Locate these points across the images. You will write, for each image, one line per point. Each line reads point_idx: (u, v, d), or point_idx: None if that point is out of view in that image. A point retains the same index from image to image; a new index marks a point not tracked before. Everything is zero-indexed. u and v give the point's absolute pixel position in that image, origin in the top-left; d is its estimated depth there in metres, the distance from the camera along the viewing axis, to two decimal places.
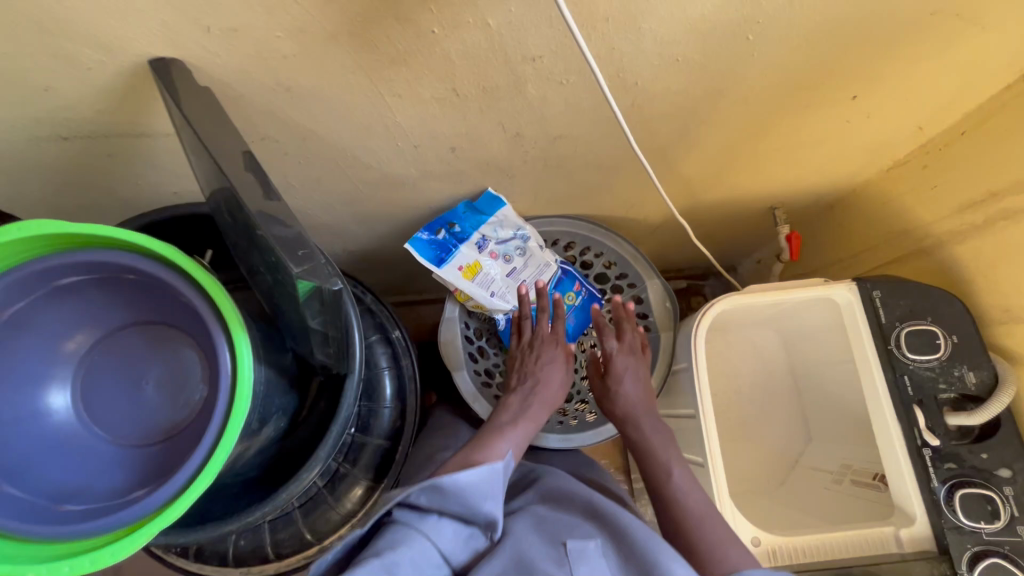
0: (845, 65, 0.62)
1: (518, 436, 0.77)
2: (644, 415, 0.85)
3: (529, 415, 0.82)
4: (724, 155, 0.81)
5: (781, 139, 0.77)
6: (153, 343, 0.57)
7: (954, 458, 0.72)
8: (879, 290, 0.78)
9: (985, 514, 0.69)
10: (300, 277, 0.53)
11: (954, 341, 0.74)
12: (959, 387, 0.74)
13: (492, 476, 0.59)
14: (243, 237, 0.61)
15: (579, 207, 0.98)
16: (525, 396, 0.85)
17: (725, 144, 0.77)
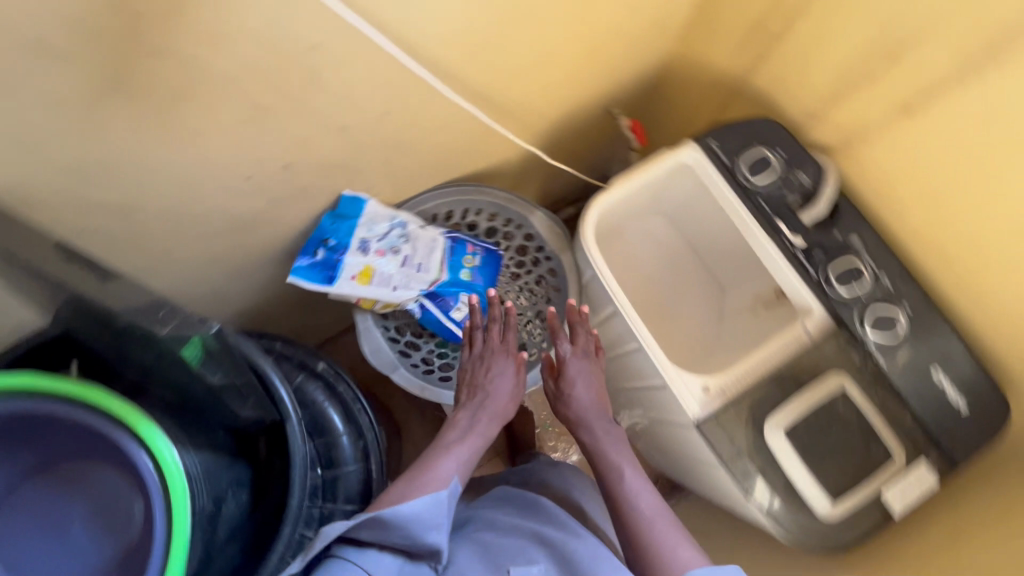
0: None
1: (468, 452, 0.80)
2: (600, 425, 0.86)
3: (476, 427, 0.83)
4: (542, 76, 0.85)
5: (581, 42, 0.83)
6: (71, 479, 0.56)
7: (821, 246, 0.83)
8: (713, 139, 0.90)
9: (856, 280, 0.81)
10: (171, 335, 0.47)
11: (782, 154, 0.85)
12: (800, 189, 0.84)
13: (437, 504, 0.68)
14: (109, 333, 0.54)
15: (441, 175, 0.99)
16: (478, 405, 0.86)
17: (536, 65, 0.82)
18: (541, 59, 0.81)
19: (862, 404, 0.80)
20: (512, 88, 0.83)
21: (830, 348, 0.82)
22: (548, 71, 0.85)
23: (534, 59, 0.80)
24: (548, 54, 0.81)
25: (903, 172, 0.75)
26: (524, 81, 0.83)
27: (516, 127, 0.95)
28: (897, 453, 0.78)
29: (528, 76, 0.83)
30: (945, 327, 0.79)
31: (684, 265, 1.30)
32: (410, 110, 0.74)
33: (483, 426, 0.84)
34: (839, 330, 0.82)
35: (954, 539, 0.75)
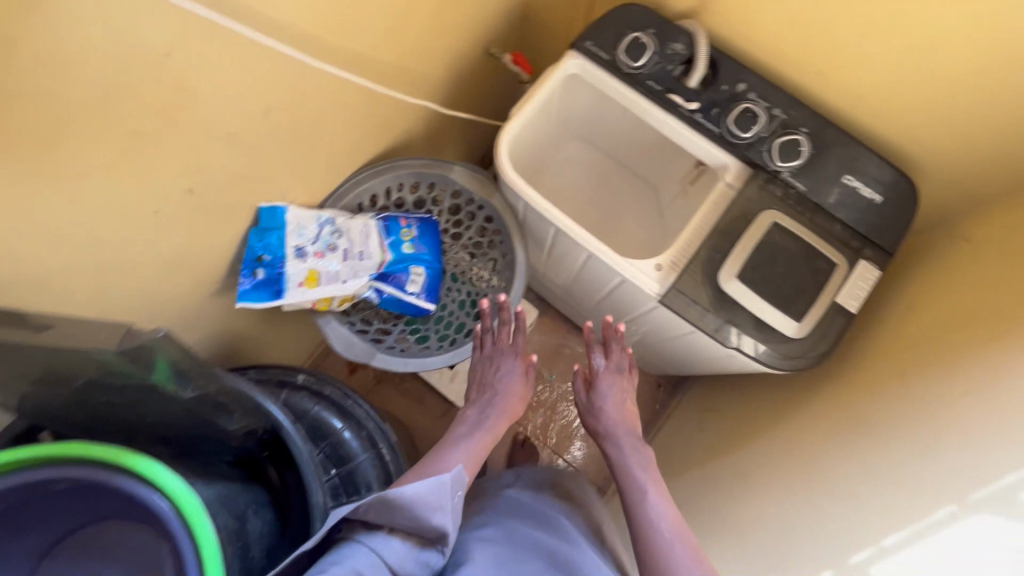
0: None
1: (475, 451, 0.81)
2: (624, 441, 0.97)
3: (483, 425, 0.85)
4: (407, 30, 0.86)
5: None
6: (111, 541, 0.62)
7: (714, 104, 0.88)
8: (588, 41, 0.92)
9: (754, 122, 0.86)
10: (113, 350, 0.50)
11: (653, 32, 0.89)
12: (679, 58, 0.89)
13: (439, 490, 0.62)
14: (99, 390, 0.56)
15: (351, 162, 1.00)
16: (489, 399, 0.90)
17: (398, 19, 0.83)
18: (400, 12, 0.82)
19: (795, 230, 0.86)
20: (384, 49, 0.84)
21: (753, 190, 0.88)
22: (411, 23, 0.86)
23: (393, 14, 0.81)
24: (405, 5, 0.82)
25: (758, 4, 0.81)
26: (392, 40, 0.85)
27: (403, 89, 0.96)
28: (838, 259, 0.85)
29: (394, 34, 0.84)
30: (842, 135, 0.86)
31: (611, 174, 1.34)
32: (291, 97, 0.75)
33: (490, 428, 0.85)
34: (755, 171, 0.88)
35: (906, 312, 0.82)
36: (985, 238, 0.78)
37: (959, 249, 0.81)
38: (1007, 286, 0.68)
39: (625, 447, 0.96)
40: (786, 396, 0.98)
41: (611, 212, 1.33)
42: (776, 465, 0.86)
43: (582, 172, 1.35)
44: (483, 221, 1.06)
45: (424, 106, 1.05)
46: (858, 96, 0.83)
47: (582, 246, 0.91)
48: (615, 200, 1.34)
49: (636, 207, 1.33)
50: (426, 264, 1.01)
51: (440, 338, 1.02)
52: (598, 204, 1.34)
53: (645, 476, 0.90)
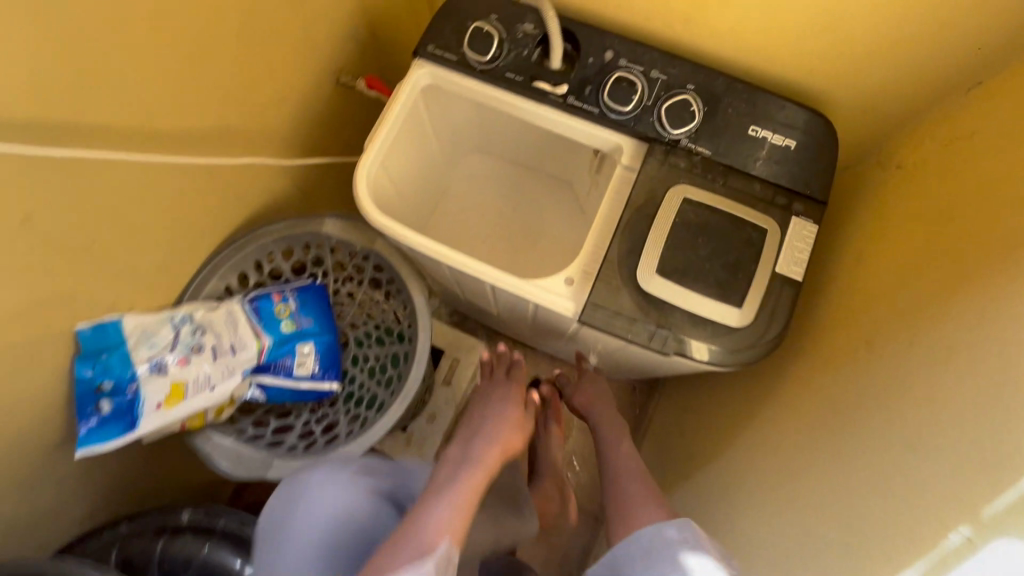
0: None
1: (472, 473, 0.62)
2: (607, 439, 0.88)
3: (479, 451, 0.67)
4: (208, 80, 0.72)
5: (222, 23, 0.70)
6: None
7: (585, 82, 0.76)
8: (430, 44, 0.79)
9: (633, 92, 0.74)
10: None
11: (495, 19, 0.77)
12: (532, 41, 0.77)
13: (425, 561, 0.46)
14: None
15: (201, 243, 0.85)
16: (481, 429, 0.73)
17: (187, 71, 0.68)
18: (185, 62, 0.68)
19: (710, 201, 0.73)
20: (181, 110, 0.70)
21: (652, 167, 0.75)
22: (210, 73, 0.72)
23: (175, 68, 0.66)
24: (192, 54, 0.68)
25: None
26: (188, 98, 0.70)
27: (235, 148, 0.81)
28: (766, 224, 0.73)
29: (188, 91, 0.70)
30: (734, 83, 0.74)
31: (519, 179, 1.22)
32: (55, 196, 0.59)
33: (488, 453, 0.67)
34: (650, 146, 0.76)
35: (857, 263, 0.70)
36: (921, 162, 0.66)
37: (896, 179, 0.70)
38: (959, 217, 0.56)
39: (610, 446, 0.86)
40: (755, 383, 0.85)
41: (530, 219, 1.20)
42: (754, 475, 0.72)
43: (489, 185, 1.22)
44: (373, 272, 0.92)
45: (276, 158, 0.91)
46: (743, 35, 0.71)
47: (479, 278, 0.78)
48: (530, 207, 1.21)
49: (554, 208, 1.20)
50: (315, 339, 0.86)
51: (351, 420, 0.87)
52: (513, 215, 1.21)
53: (634, 485, 0.74)
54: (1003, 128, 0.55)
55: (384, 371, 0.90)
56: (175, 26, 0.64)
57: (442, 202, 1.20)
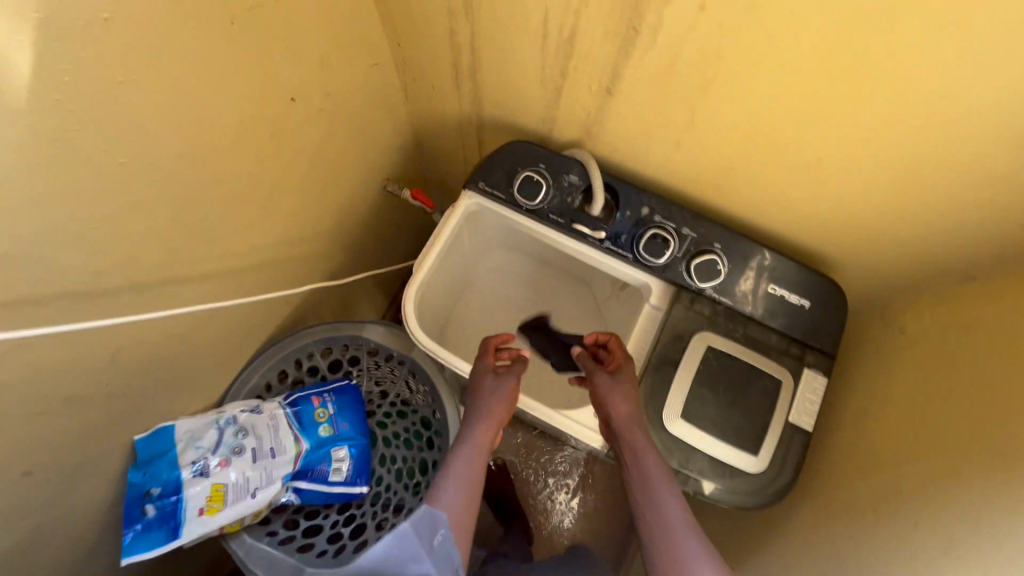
0: (237, 89, 0.60)
1: (469, 453, 0.75)
2: (636, 462, 0.68)
3: (477, 427, 0.78)
4: (276, 212, 0.78)
5: (293, 163, 0.77)
6: None
7: (622, 230, 0.83)
8: (480, 182, 0.87)
9: (665, 246, 0.81)
10: None
11: (543, 167, 0.84)
12: (576, 189, 0.84)
13: (408, 544, 0.58)
14: None
15: (248, 345, 0.90)
16: (478, 404, 0.80)
17: (262, 209, 0.74)
18: (261, 203, 0.73)
19: (731, 349, 0.80)
20: (253, 243, 0.75)
21: (679, 313, 0.83)
22: (278, 205, 0.78)
23: (252, 210, 0.72)
24: (265, 194, 0.74)
25: (643, 139, 0.76)
26: (260, 231, 0.76)
27: (288, 263, 0.87)
28: (782, 375, 0.79)
29: (261, 226, 0.75)
30: (756, 245, 0.81)
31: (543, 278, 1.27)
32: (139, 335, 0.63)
33: (482, 424, 0.78)
34: (677, 291, 0.83)
35: (863, 419, 0.77)
36: (922, 336, 0.74)
37: (902, 345, 0.77)
38: (958, 410, 0.63)
39: (638, 464, 0.68)
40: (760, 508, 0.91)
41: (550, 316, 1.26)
42: None
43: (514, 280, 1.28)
44: (408, 375, 0.97)
45: (320, 261, 0.96)
46: (765, 205, 0.79)
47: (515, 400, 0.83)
48: (550, 304, 1.27)
49: (573, 307, 1.26)
50: (350, 444, 0.90)
51: (378, 525, 0.90)
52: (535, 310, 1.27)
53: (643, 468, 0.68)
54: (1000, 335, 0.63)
55: (414, 473, 0.94)
56: (253, 176, 0.70)
57: (468, 295, 1.27)
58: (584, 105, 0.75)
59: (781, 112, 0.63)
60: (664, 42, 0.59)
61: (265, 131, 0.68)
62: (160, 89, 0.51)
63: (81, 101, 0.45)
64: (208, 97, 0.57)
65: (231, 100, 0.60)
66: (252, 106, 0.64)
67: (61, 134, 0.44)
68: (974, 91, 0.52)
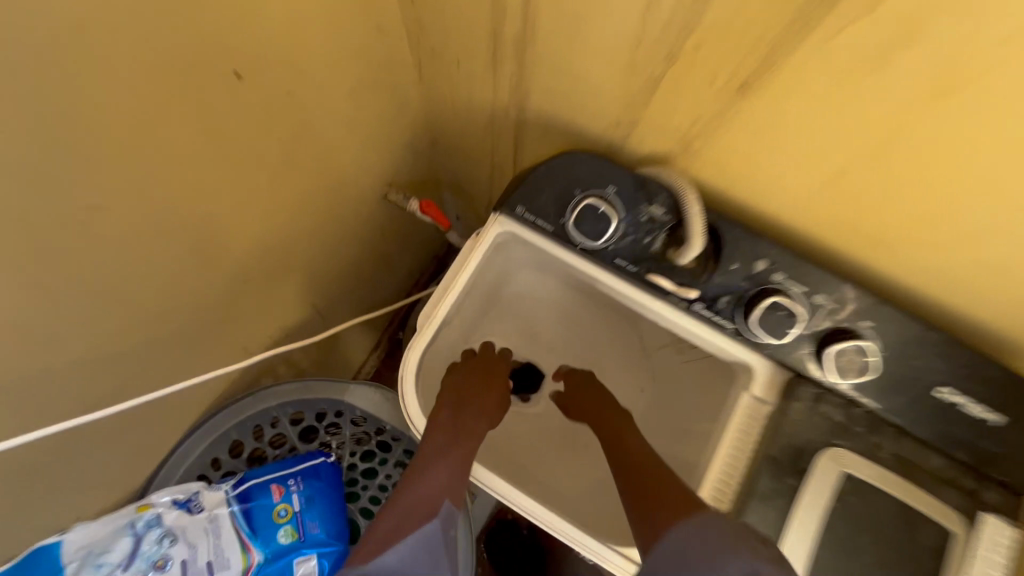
0: (112, 51, 0.34)
1: (454, 428, 0.61)
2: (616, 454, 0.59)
3: (462, 399, 0.64)
4: (208, 235, 0.53)
5: (237, 166, 0.51)
6: None
7: (723, 291, 0.58)
8: (519, 206, 0.62)
9: (790, 322, 0.55)
10: None
11: (615, 192, 0.58)
12: (659, 227, 0.58)
13: (437, 552, 0.48)
14: None
15: (184, 406, 0.65)
16: (473, 392, 0.65)
17: (182, 234, 0.49)
18: (178, 226, 0.48)
19: (878, 479, 0.54)
20: (164, 279, 0.51)
21: (800, 413, 0.57)
22: (212, 226, 0.52)
23: (160, 237, 0.47)
24: (187, 213, 0.48)
25: (776, 157, 0.49)
26: (177, 263, 0.51)
27: (230, 294, 0.62)
28: (953, 524, 0.53)
29: (178, 257, 0.50)
30: (935, 333, 0.53)
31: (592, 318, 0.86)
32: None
33: (469, 399, 0.64)
34: (795, 380, 0.59)
35: None
36: None
37: None
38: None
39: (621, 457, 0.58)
40: None
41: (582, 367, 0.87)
42: None
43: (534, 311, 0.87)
44: (403, 456, 0.74)
45: (287, 288, 0.71)
46: (950, 280, 0.51)
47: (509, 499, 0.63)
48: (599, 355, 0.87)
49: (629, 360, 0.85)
50: (320, 554, 0.65)
51: None
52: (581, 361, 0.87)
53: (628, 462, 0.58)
54: None
55: None
56: (162, 189, 0.44)
57: (477, 331, 0.82)
58: (691, 100, 0.48)
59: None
60: None
61: (179, 120, 0.42)
62: None
63: None
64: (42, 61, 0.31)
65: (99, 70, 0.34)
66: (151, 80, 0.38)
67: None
68: None
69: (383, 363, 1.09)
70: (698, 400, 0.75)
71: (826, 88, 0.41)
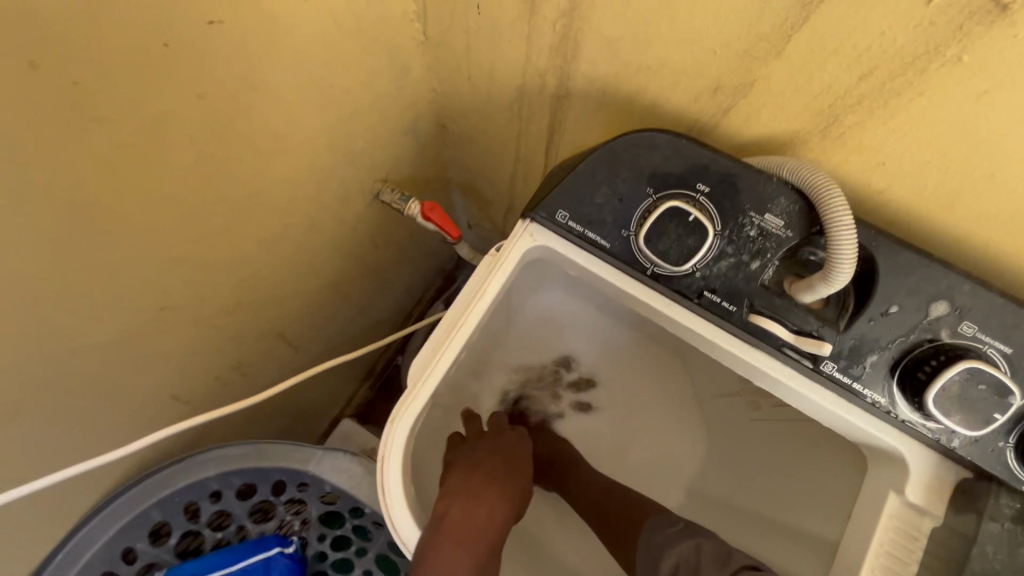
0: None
1: (466, 523, 0.42)
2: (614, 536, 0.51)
3: (472, 479, 0.46)
4: (88, 241, 0.34)
5: (129, 138, 0.32)
6: None
7: (869, 347, 0.38)
8: (561, 211, 0.43)
9: (988, 403, 0.35)
10: None
11: (707, 195, 0.39)
12: (772, 248, 0.39)
13: None
14: None
15: (82, 482, 0.46)
16: (488, 469, 0.48)
17: (27, 240, 0.30)
18: (18, 228, 0.30)
19: None
20: (4, 309, 0.32)
21: (998, 540, 0.36)
22: (91, 227, 0.34)
23: None
24: (33, 204, 0.30)
25: (1014, 143, 0.29)
26: (28, 286, 0.32)
27: (144, 326, 0.43)
28: None
29: (27, 276, 0.32)
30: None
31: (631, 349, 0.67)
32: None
33: (481, 479, 0.46)
34: (982, 487, 0.38)
35: None
36: None
37: None
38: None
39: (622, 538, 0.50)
40: None
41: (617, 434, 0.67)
42: None
43: (555, 363, 0.67)
44: (385, 548, 0.55)
45: (237, 310, 0.53)
46: None
47: None
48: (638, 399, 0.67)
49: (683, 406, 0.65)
50: None
51: None
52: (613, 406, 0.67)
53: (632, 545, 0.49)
54: None
55: None
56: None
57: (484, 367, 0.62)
58: (876, 37, 0.29)
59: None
60: None
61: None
62: None
63: None
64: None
65: None
66: None
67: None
68: None
69: (375, 394, 0.90)
70: (798, 480, 0.54)
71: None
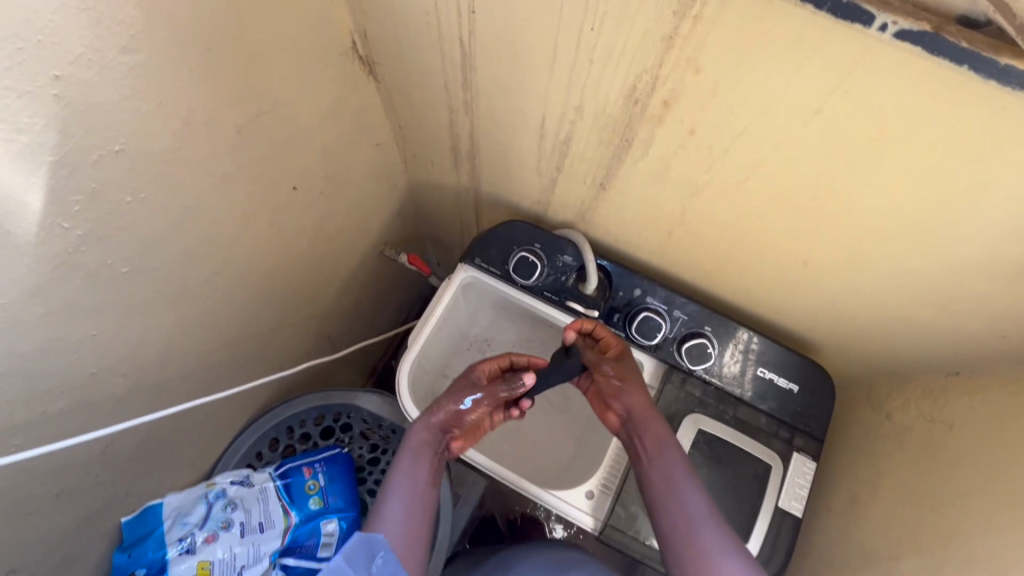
0: (234, 193, 0.61)
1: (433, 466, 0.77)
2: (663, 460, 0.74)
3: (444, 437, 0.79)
4: (273, 288, 0.79)
5: (293, 244, 0.77)
6: None
7: (615, 310, 0.86)
8: (476, 257, 0.89)
9: (658, 329, 0.84)
10: None
11: (539, 248, 0.86)
12: (569, 269, 0.86)
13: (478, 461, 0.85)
14: None
15: (238, 409, 0.89)
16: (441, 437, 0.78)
17: (258, 287, 0.75)
18: (257, 283, 0.74)
19: (721, 432, 0.82)
20: (246, 318, 0.76)
21: (673, 392, 0.84)
22: (276, 281, 0.78)
23: (248, 290, 0.73)
24: (264, 273, 0.74)
25: (639, 228, 0.77)
26: (253, 306, 0.76)
27: (279, 329, 0.86)
28: (772, 459, 0.80)
29: (255, 301, 0.76)
30: (755, 338, 0.83)
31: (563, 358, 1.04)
32: (124, 420, 0.64)
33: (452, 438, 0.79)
34: (669, 371, 0.85)
35: (851, 509, 0.77)
36: (906, 424, 0.74)
37: (889, 432, 0.77)
38: (942, 519, 0.62)
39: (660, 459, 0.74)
40: None
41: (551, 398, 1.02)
42: None
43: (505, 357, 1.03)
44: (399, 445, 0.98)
45: (313, 324, 0.96)
46: (758, 294, 0.79)
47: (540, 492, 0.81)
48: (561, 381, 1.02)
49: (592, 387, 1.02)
50: (340, 517, 0.88)
51: None
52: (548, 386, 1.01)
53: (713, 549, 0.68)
54: (969, 447, 0.63)
55: None
56: (254, 258, 0.70)
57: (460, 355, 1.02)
58: (582, 193, 0.76)
59: (776, 225, 0.63)
60: (656, 155, 0.60)
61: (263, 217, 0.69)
62: (160, 208, 0.52)
63: (83, 225, 0.46)
64: (205, 200, 0.57)
65: (227, 202, 0.60)
66: (252, 203, 0.64)
67: (58, 263, 0.45)
68: (955, 236, 0.52)
69: (381, 382, 1.33)
70: None
71: (654, 197, 0.68)
